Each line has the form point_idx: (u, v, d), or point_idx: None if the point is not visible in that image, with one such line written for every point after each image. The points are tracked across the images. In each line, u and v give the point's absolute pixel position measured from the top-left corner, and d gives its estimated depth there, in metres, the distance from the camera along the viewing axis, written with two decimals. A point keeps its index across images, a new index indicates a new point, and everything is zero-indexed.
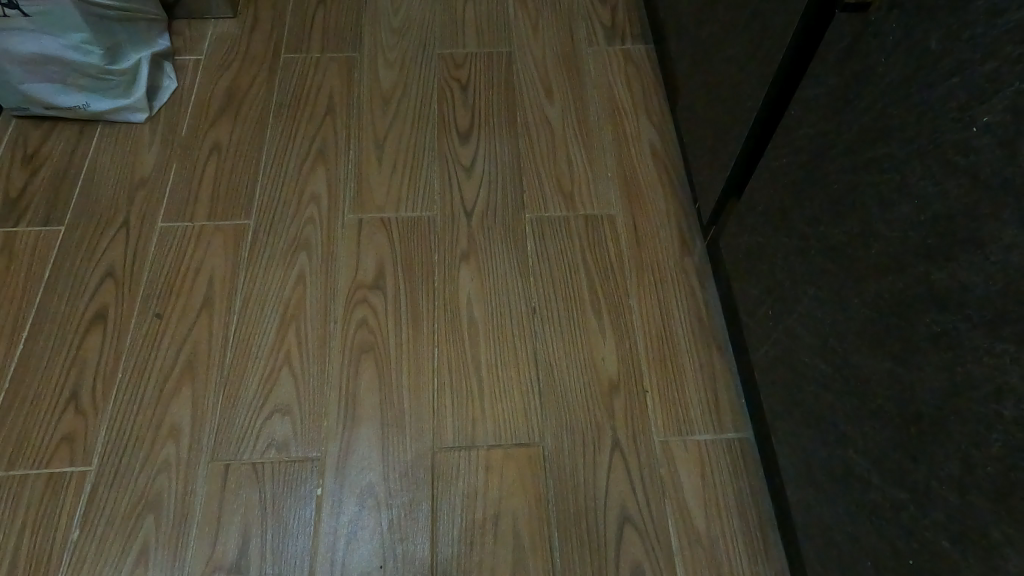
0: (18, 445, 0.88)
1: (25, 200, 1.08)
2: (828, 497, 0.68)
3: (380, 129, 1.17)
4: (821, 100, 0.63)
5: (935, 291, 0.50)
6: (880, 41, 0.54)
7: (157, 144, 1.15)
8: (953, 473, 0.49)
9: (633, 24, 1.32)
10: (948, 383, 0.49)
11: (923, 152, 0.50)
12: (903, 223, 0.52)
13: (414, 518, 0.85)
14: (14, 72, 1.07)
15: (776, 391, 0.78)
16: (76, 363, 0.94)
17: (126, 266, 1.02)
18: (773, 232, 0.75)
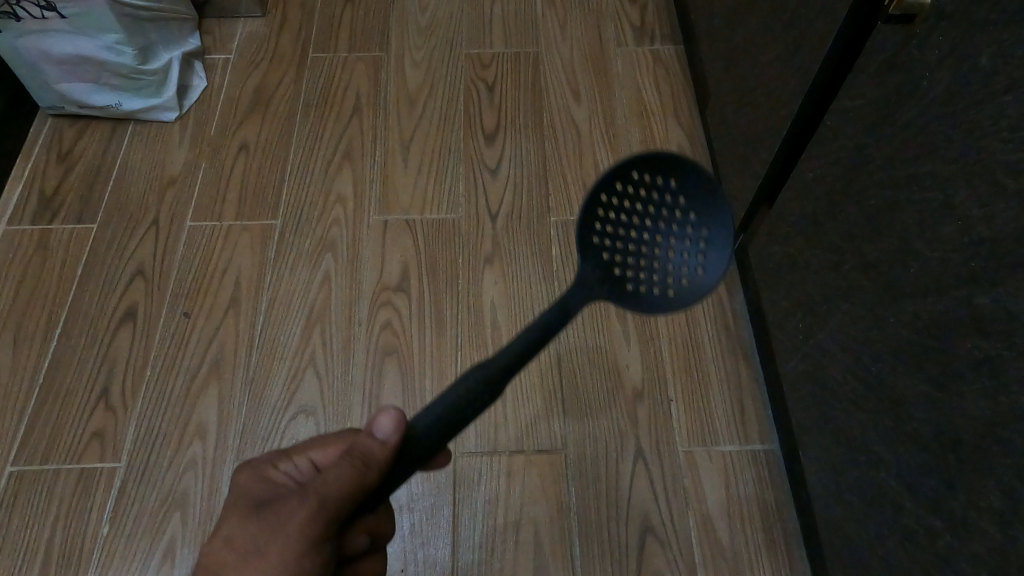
0: (51, 440, 0.90)
1: (60, 198, 1.10)
2: (857, 516, 0.66)
3: (407, 129, 1.17)
4: (859, 112, 0.62)
5: (978, 317, 0.48)
6: (925, 53, 0.52)
7: (187, 143, 1.16)
8: (994, 505, 0.48)
9: (662, 23, 1.29)
10: (991, 412, 0.48)
11: (970, 173, 0.48)
12: (945, 243, 0.51)
13: (436, 523, 0.85)
14: (50, 73, 1.10)
15: (804, 405, 0.77)
16: (107, 359, 0.96)
17: (156, 264, 1.04)
18: (805, 244, 0.73)
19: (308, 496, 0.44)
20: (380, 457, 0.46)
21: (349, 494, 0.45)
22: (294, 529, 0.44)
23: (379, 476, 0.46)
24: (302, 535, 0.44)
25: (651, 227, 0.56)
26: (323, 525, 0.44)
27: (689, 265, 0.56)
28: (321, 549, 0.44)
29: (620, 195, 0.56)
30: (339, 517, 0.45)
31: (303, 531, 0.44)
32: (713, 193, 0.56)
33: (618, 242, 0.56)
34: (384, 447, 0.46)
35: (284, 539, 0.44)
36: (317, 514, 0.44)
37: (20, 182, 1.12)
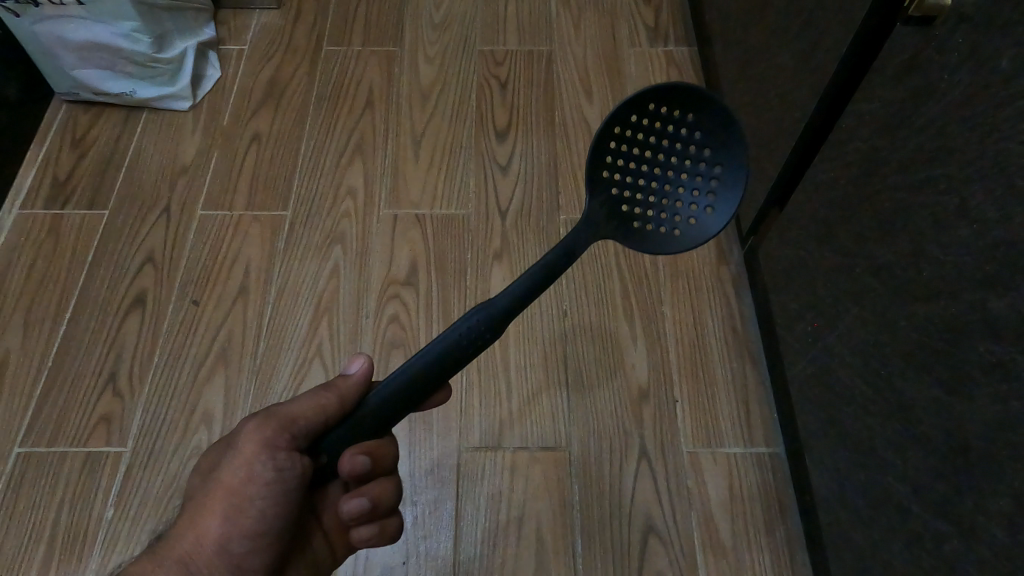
0: (59, 423, 0.91)
1: (73, 184, 1.11)
2: (862, 520, 0.66)
3: (418, 124, 1.17)
4: (874, 114, 0.61)
5: (992, 320, 0.48)
6: (944, 56, 0.52)
7: (199, 133, 1.16)
8: (1005, 509, 0.48)
9: (676, 24, 1.29)
10: (1003, 417, 0.48)
11: (986, 176, 0.48)
12: (960, 247, 0.51)
13: (439, 516, 0.85)
14: (66, 59, 1.11)
15: (811, 408, 0.77)
16: (115, 344, 0.97)
17: (167, 251, 1.04)
18: (816, 247, 0.73)
19: (264, 412, 0.55)
20: (342, 388, 0.56)
21: (308, 415, 0.55)
22: (248, 438, 0.55)
23: (340, 405, 0.55)
24: (254, 444, 0.54)
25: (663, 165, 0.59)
26: (276, 436, 0.54)
27: (697, 203, 0.60)
28: (275, 456, 0.54)
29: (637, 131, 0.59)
30: (293, 431, 0.55)
31: (255, 439, 0.54)
32: (727, 132, 0.58)
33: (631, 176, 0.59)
34: (349, 382, 0.56)
35: (242, 446, 0.55)
36: (268, 427, 0.54)
37: (34, 166, 1.12)
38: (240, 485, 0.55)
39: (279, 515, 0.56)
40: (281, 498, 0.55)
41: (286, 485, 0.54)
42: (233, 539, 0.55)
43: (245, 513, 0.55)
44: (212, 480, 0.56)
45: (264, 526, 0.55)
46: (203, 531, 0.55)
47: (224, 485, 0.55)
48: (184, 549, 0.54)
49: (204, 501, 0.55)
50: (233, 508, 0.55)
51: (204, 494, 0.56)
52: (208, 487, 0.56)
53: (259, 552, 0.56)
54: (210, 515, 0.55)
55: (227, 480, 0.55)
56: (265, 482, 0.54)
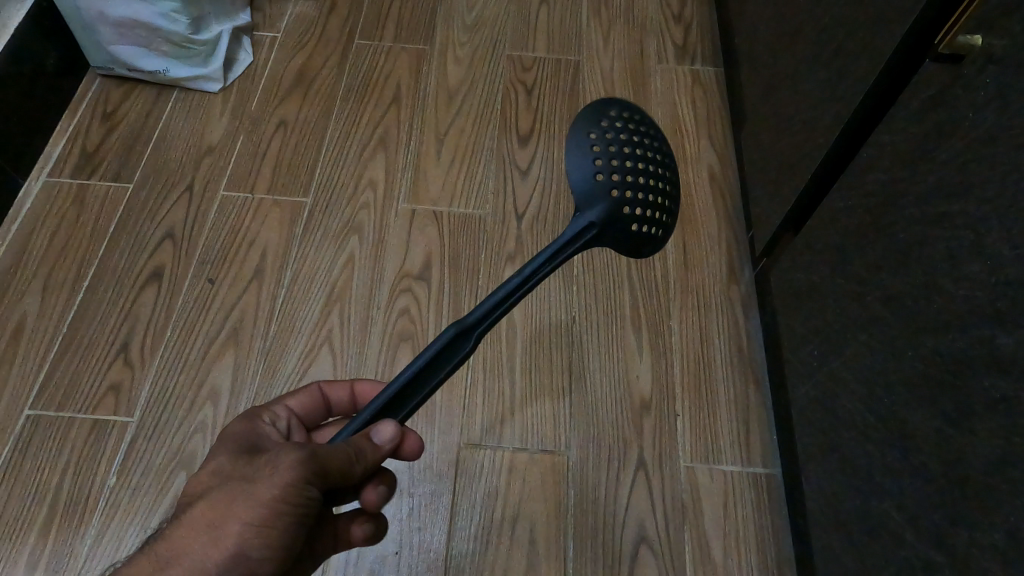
0: (69, 389, 0.92)
1: (100, 156, 1.13)
2: (855, 546, 0.67)
3: (443, 123, 1.19)
4: (896, 146, 0.62)
5: (999, 356, 0.49)
6: (971, 94, 0.53)
7: (227, 115, 1.18)
8: (998, 543, 0.49)
9: (704, 44, 1.31)
10: (1004, 452, 0.48)
11: (1004, 214, 0.49)
12: (972, 281, 0.52)
13: (434, 510, 0.86)
14: (105, 33, 1.13)
15: (812, 432, 0.77)
16: (130, 316, 0.98)
17: (187, 228, 1.06)
18: (828, 272, 0.74)
19: (305, 446, 0.49)
20: (370, 455, 0.53)
21: (344, 461, 0.51)
22: (285, 464, 0.48)
23: (363, 471, 0.53)
24: (291, 474, 0.48)
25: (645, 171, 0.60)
26: (313, 471, 0.49)
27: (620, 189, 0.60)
28: (306, 488, 0.49)
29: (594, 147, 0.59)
30: (329, 472, 0.50)
31: (295, 469, 0.48)
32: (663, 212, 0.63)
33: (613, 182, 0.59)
34: (378, 452, 0.53)
35: (277, 468, 0.48)
36: (307, 464, 0.48)
37: (64, 136, 1.15)
38: (267, 508, 0.48)
39: (290, 543, 0.50)
40: (297, 529, 0.50)
41: (305, 517, 0.50)
42: (252, 549, 0.49)
43: (266, 533, 0.49)
44: (238, 487, 0.49)
45: (279, 550, 0.50)
46: (218, 537, 0.48)
47: (250, 500, 0.48)
48: (195, 552, 0.48)
49: (223, 507, 0.49)
50: (257, 525, 0.48)
51: (222, 499, 0.49)
52: (230, 494, 0.49)
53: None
54: (230, 525, 0.48)
55: (256, 498, 0.48)
56: (290, 509, 0.49)
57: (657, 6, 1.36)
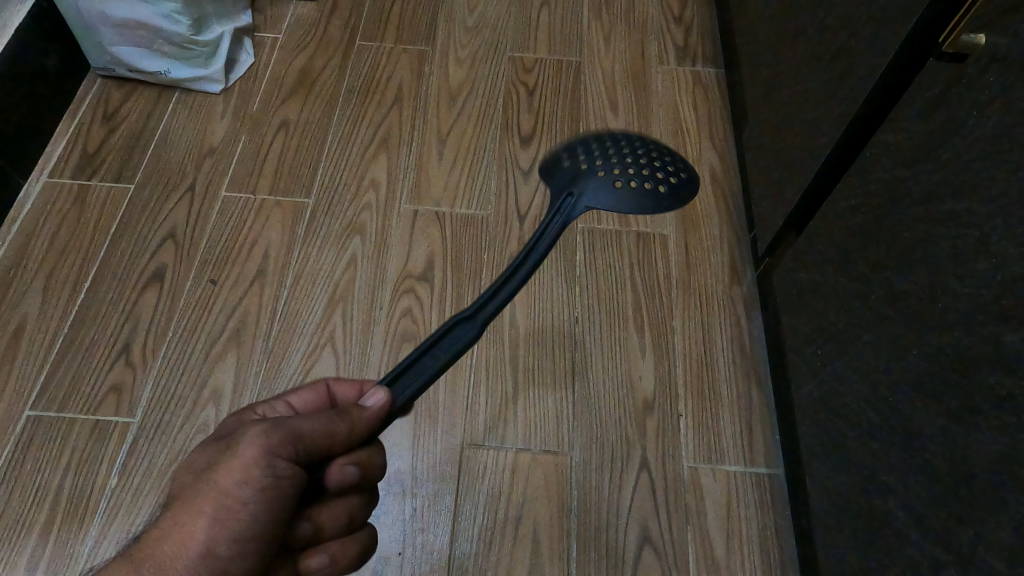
0: (70, 390, 0.92)
1: (101, 156, 1.13)
2: (860, 545, 0.67)
3: (445, 124, 1.19)
4: (900, 145, 0.63)
5: (1004, 354, 0.49)
6: (974, 93, 0.54)
7: (228, 116, 1.18)
8: (1005, 541, 0.49)
9: (705, 45, 1.31)
10: (1010, 450, 0.48)
11: (1008, 212, 0.49)
12: (978, 280, 0.52)
13: (437, 511, 0.86)
14: (106, 34, 1.13)
15: (815, 431, 0.77)
16: (132, 316, 0.98)
17: (188, 229, 1.06)
18: (831, 272, 0.74)
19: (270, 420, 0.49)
20: (356, 416, 0.53)
21: (315, 432, 0.50)
22: (249, 441, 0.48)
23: (348, 435, 0.52)
24: (255, 449, 0.48)
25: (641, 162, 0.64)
26: (279, 444, 0.48)
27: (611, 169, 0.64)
28: (274, 464, 0.48)
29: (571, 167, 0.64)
30: (299, 444, 0.49)
31: (259, 443, 0.48)
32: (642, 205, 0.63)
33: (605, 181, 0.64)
34: (364, 415, 0.53)
35: (241, 448, 0.48)
36: (272, 435, 0.48)
37: (65, 136, 1.14)
38: (235, 491, 0.47)
39: (266, 528, 0.49)
40: (273, 508, 0.48)
41: (280, 496, 0.48)
42: (223, 538, 0.48)
43: (236, 518, 0.48)
44: (205, 478, 0.48)
45: (255, 536, 0.48)
46: (188, 532, 0.47)
47: (217, 489, 0.48)
48: (167, 550, 0.47)
49: (190, 501, 0.48)
50: (224, 514, 0.47)
51: (190, 492, 0.48)
52: (197, 486, 0.48)
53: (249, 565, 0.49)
54: (198, 517, 0.47)
55: (222, 483, 0.47)
56: (261, 487, 0.47)
57: (657, 8, 1.37)
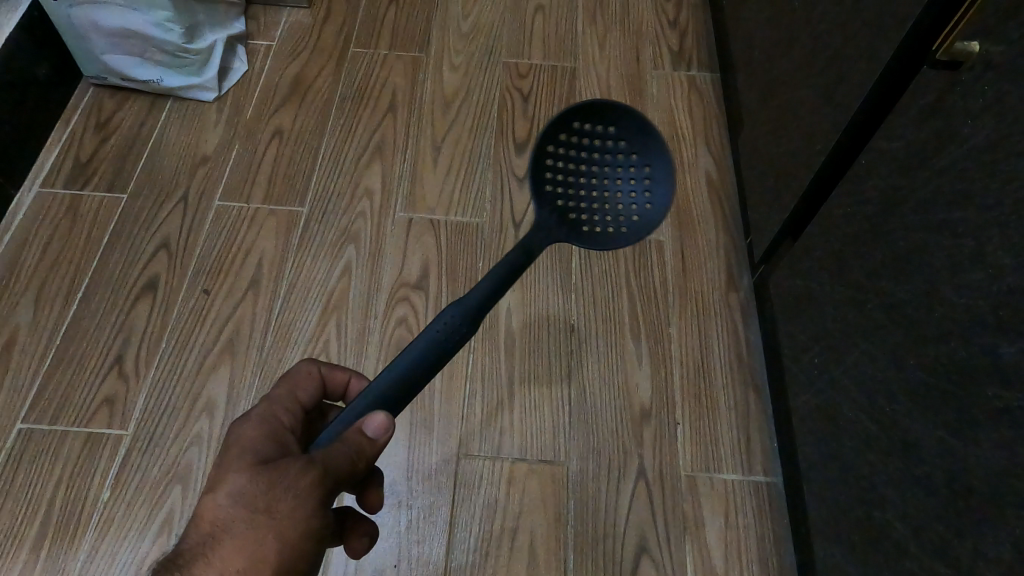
0: (62, 402, 0.91)
1: (94, 166, 1.12)
2: (858, 555, 0.66)
3: (439, 131, 1.18)
4: (894, 153, 0.62)
5: (1001, 366, 0.49)
6: (969, 101, 0.53)
7: (222, 124, 1.18)
8: (1004, 555, 0.48)
9: (700, 50, 1.31)
10: (1008, 462, 0.48)
11: (1004, 222, 0.49)
12: (974, 290, 0.51)
13: (433, 522, 0.85)
14: (99, 43, 1.13)
15: (813, 440, 0.77)
16: (124, 327, 0.97)
17: (181, 239, 1.05)
18: (827, 280, 0.74)
19: (319, 465, 0.48)
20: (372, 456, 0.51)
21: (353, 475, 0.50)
22: (308, 492, 0.48)
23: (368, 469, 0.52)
24: (313, 499, 0.48)
25: (584, 140, 0.66)
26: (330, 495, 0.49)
27: (636, 194, 0.66)
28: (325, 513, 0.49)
29: (557, 143, 0.66)
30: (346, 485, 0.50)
31: (316, 490, 0.48)
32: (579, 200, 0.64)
33: (540, 180, 0.65)
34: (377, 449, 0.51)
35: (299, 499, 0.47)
36: (322, 483, 0.48)
37: (57, 146, 1.14)
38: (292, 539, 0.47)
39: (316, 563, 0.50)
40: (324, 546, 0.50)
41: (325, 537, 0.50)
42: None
43: (299, 564, 0.48)
44: (269, 530, 0.47)
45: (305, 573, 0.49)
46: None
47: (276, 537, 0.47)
48: None
49: (250, 550, 0.46)
50: (288, 562, 0.47)
51: (251, 543, 0.46)
52: (256, 532, 0.47)
53: None
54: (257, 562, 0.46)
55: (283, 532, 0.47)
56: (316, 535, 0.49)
57: (653, 12, 1.36)
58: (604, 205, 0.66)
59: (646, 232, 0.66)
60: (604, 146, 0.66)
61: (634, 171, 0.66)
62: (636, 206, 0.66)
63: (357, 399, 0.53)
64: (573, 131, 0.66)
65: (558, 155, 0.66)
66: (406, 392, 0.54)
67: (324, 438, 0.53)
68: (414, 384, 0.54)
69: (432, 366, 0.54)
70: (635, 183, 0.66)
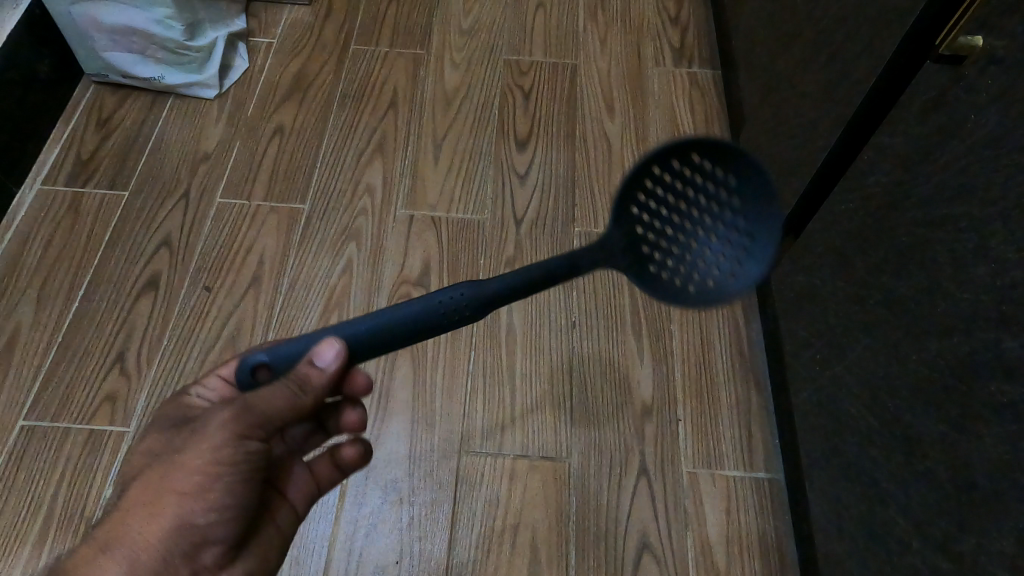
0: (65, 398, 0.92)
1: (95, 163, 1.12)
2: (861, 551, 0.66)
3: (441, 127, 1.18)
4: (897, 148, 0.62)
5: (1004, 361, 0.48)
6: (972, 95, 0.53)
7: (223, 122, 1.18)
8: (1007, 550, 0.48)
9: (701, 47, 1.30)
10: (1011, 457, 0.48)
11: (1007, 216, 0.49)
12: (978, 284, 0.51)
13: (434, 518, 0.85)
14: (100, 40, 1.13)
15: (815, 436, 0.77)
16: (126, 324, 0.97)
17: (183, 236, 1.05)
18: (829, 276, 0.74)
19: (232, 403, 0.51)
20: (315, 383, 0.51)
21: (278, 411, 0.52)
22: (214, 426, 0.51)
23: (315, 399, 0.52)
24: (224, 432, 0.51)
25: (692, 179, 0.59)
26: (248, 428, 0.51)
27: (722, 268, 0.59)
28: (244, 443, 0.52)
29: (662, 168, 0.58)
30: (268, 425, 0.52)
31: (224, 426, 0.51)
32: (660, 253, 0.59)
33: (629, 197, 0.59)
34: (323, 376, 0.51)
35: (209, 431, 0.51)
36: (239, 420, 0.51)
37: (58, 143, 1.14)
38: (205, 470, 0.51)
39: (242, 496, 0.53)
40: (247, 480, 0.53)
41: (251, 468, 0.53)
42: (197, 514, 0.51)
43: (212, 493, 0.51)
44: (174, 462, 0.51)
45: (229, 505, 0.53)
46: (156, 513, 0.51)
47: (186, 469, 0.51)
48: (136, 533, 0.50)
49: (157, 484, 0.51)
50: (196, 492, 0.51)
51: (160, 475, 0.51)
52: (164, 469, 0.52)
53: (224, 524, 0.53)
54: (170, 495, 0.51)
55: (195, 463, 0.51)
56: (233, 464, 0.52)
57: (654, 9, 1.36)
58: (683, 254, 0.59)
59: (711, 304, 0.59)
60: (714, 184, 0.58)
61: (732, 225, 0.59)
62: (718, 275, 0.59)
63: (336, 325, 0.52)
64: (688, 164, 0.58)
65: (659, 182, 0.59)
66: (373, 348, 0.52)
67: (282, 351, 0.52)
68: (386, 342, 0.52)
69: (410, 333, 0.52)
70: (729, 240, 0.59)
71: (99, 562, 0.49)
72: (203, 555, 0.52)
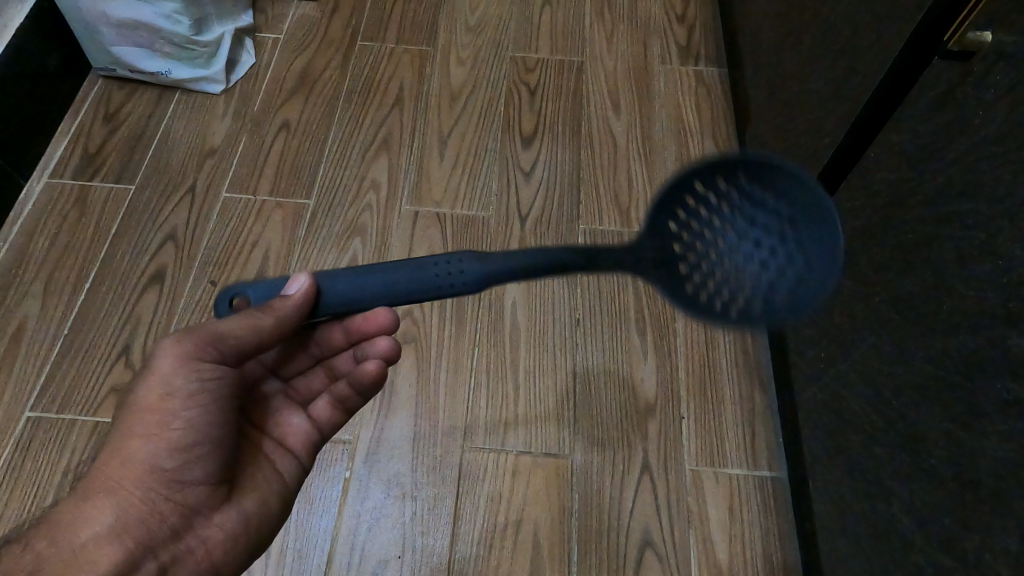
0: (70, 390, 0.92)
1: (101, 157, 1.12)
2: (864, 550, 0.66)
3: (446, 124, 1.18)
4: (904, 145, 0.62)
5: (1011, 358, 0.48)
6: (980, 91, 0.52)
7: (229, 117, 1.18)
8: (1012, 548, 0.48)
9: (707, 45, 1.30)
10: (1016, 454, 0.47)
11: (1014, 213, 0.48)
12: (984, 282, 0.51)
13: (436, 514, 0.85)
14: (108, 34, 1.13)
15: (818, 434, 0.76)
16: (132, 318, 0.98)
17: (188, 231, 1.06)
18: None
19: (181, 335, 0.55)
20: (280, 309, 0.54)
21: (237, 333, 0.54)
22: (162, 361, 0.54)
23: (279, 323, 0.54)
24: (173, 364, 0.54)
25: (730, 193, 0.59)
26: (197, 355, 0.54)
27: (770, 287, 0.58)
28: (197, 371, 0.54)
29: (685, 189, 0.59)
30: (217, 346, 0.54)
31: (171, 360, 0.54)
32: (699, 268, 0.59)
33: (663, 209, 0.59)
34: (289, 302, 0.54)
35: (158, 367, 0.54)
36: (187, 349, 0.54)
37: (65, 137, 1.14)
38: (160, 405, 0.54)
39: (210, 428, 0.55)
40: (208, 410, 0.55)
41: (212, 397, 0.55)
42: (163, 455, 0.53)
43: (173, 429, 0.54)
44: (135, 407, 0.54)
45: (197, 441, 0.54)
46: (126, 459, 0.53)
47: (144, 410, 0.54)
48: (109, 478, 0.52)
49: (122, 433, 0.54)
50: (157, 431, 0.53)
51: (123, 423, 0.54)
52: (126, 415, 0.54)
53: (197, 462, 0.55)
54: (134, 439, 0.53)
55: (149, 401, 0.54)
56: (189, 395, 0.54)
57: (660, 7, 1.36)
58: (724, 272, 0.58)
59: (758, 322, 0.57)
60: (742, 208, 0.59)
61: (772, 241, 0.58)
62: (765, 292, 0.58)
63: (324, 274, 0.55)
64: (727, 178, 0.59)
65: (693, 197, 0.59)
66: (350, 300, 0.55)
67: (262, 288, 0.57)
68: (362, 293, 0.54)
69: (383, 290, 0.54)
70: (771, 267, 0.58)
71: (80, 514, 0.51)
72: (184, 491, 0.54)
